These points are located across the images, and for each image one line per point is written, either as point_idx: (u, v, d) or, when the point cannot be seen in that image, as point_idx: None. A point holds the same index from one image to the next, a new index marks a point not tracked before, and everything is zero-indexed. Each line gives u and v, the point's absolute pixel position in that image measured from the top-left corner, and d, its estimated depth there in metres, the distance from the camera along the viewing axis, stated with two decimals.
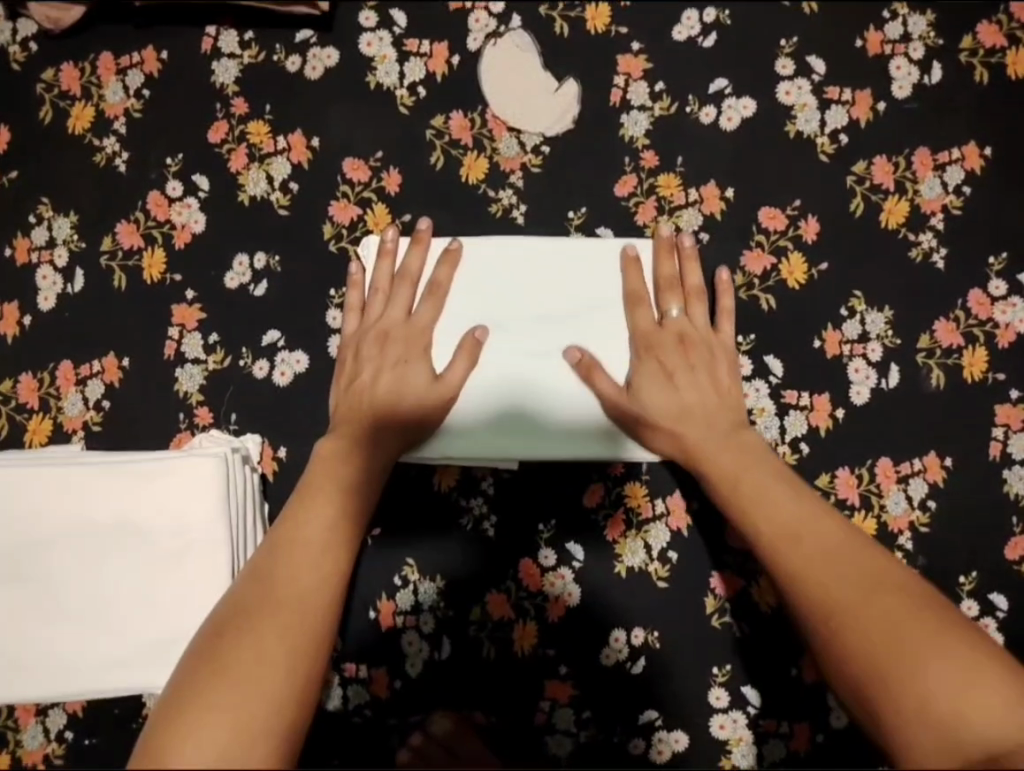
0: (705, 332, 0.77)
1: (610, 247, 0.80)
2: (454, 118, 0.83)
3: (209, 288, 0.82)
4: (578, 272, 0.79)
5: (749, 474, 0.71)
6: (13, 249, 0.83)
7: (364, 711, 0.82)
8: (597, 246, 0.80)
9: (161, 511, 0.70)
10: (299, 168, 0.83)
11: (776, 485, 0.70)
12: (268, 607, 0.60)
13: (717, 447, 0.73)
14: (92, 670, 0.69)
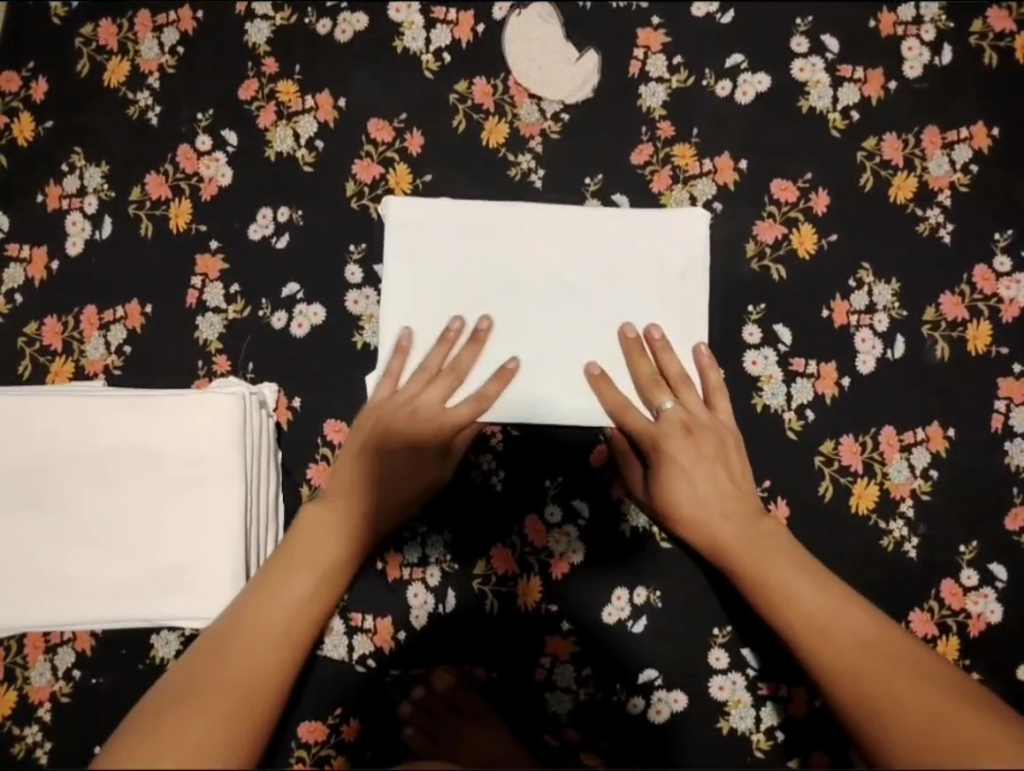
0: (706, 415, 0.76)
1: (626, 211, 0.82)
2: (478, 83, 0.86)
3: (233, 240, 0.84)
4: (593, 235, 0.81)
5: (765, 554, 0.71)
6: (45, 196, 0.85)
7: (367, 661, 0.82)
8: (612, 211, 0.82)
9: (177, 446, 0.71)
10: (325, 127, 0.85)
11: (794, 570, 0.70)
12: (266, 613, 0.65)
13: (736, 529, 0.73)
14: (103, 598, 0.70)
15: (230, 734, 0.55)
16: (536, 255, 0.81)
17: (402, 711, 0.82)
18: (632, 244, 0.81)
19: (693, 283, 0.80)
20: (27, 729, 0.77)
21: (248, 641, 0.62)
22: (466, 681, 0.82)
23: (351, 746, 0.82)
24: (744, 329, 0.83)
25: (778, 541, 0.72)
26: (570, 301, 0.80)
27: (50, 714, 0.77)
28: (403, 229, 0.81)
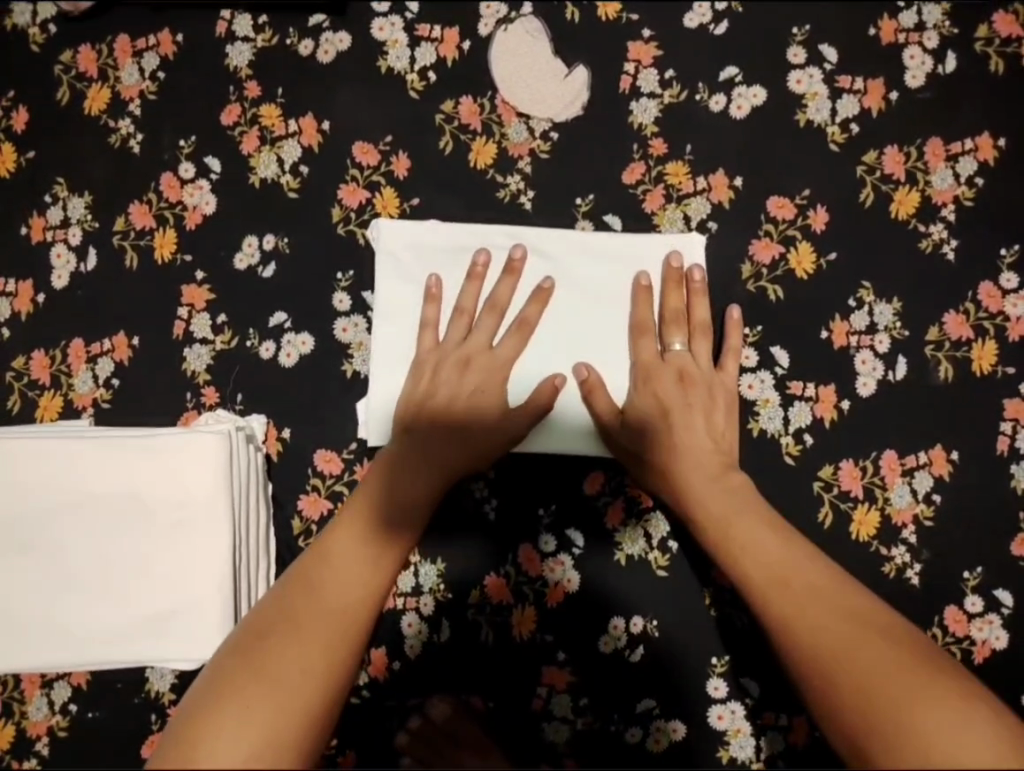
0: (709, 372, 0.76)
1: (619, 235, 0.79)
2: (464, 103, 0.84)
3: (220, 269, 0.83)
4: (583, 260, 0.79)
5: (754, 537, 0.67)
6: (29, 228, 0.84)
7: (363, 692, 0.82)
8: (605, 238, 0.80)
9: (165, 487, 0.70)
10: (309, 151, 0.84)
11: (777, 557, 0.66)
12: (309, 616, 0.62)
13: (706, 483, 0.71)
14: (91, 642, 0.69)
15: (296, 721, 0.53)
16: (527, 284, 0.79)
17: (399, 741, 0.82)
18: (625, 273, 0.79)
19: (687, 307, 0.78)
20: (26, 764, 0.78)
21: (300, 630, 0.60)
22: (461, 711, 0.81)
23: None
24: (740, 352, 0.81)
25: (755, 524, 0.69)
26: (562, 332, 0.78)
27: (48, 749, 0.78)
28: (391, 260, 0.79)
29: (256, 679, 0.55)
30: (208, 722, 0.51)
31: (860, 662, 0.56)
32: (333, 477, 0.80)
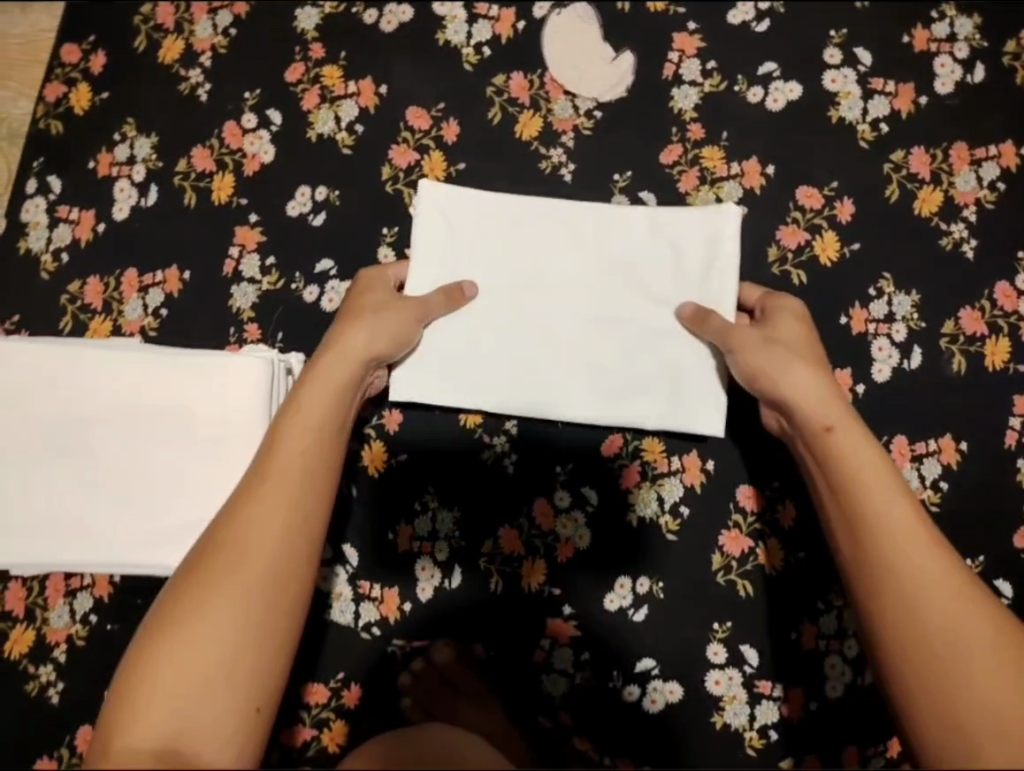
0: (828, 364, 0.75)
1: (654, 213, 0.82)
2: (515, 78, 0.88)
3: (272, 215, 0.87)
4: (615, 238, 0.83)
5: (869, 473, 0.65)
6: (96, 163, 0.89)
7: (372, 630, 0.84)
8: (642, 214, 0.83)
9: (206, 403, 0.72)
10: (365, 112, 0.89)
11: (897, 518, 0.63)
12: (226, 583, 0.58)
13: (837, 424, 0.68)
14: (123, 549, 0.71)
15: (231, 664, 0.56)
16: (557, 257, 0.83)
17: (400, 681, 0.83)
18: (655, 251, 0.82)
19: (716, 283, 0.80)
20: (42, 669, 0.80)
21: (206, 603, 0.57)
22: (463, 657, 0.83)
23: (349, 712, 0.83)
24: None
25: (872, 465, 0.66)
26: (589, 304, 0.82)
27: (64, 656, 0.80)
28: (432, 222, 0.83)
29: (190, 635, 0.56)
30: (140, 683, 0.55)
31: (958, 647, 0.57)
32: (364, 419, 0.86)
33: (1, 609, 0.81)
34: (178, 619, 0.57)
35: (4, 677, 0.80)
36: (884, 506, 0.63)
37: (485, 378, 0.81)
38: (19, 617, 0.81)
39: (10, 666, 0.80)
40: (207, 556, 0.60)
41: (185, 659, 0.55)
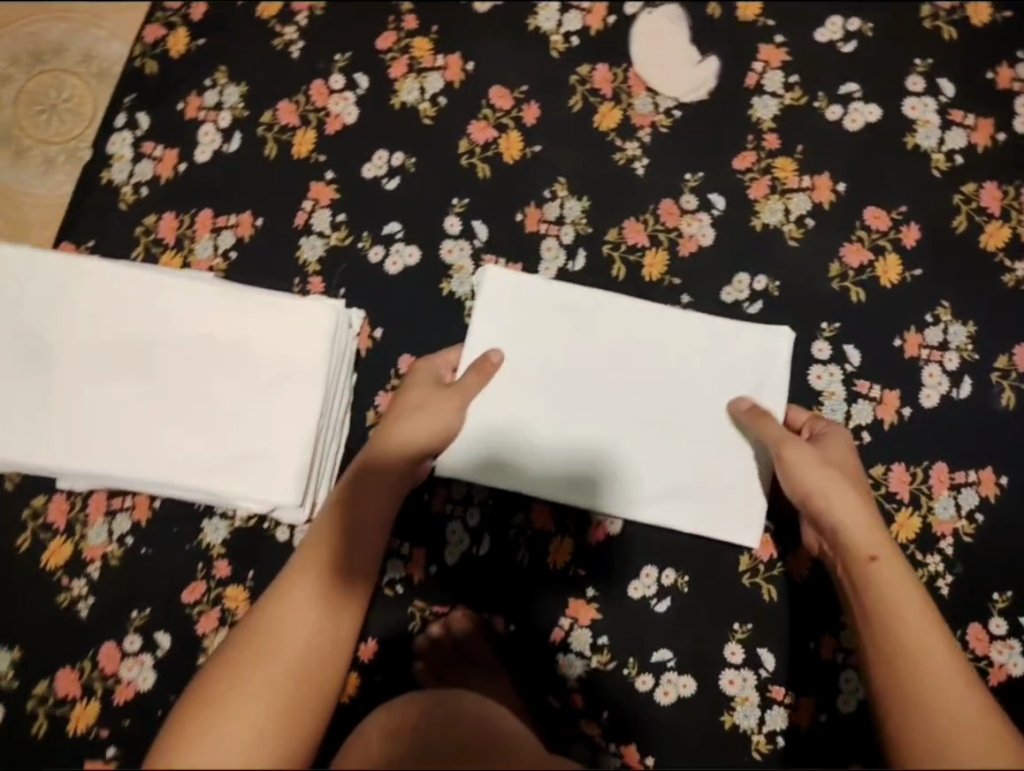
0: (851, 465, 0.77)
1: (705, 322, 0.82)
2: (599, 69, 0.89)
3: (348, 173, 0.89)
4: (669, 317, 0.82)
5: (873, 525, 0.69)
6: (184, 105, 0.91)
7: (395, 586, 0.85)
8: (695, 320, 0.82)
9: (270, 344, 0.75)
10: (450, 86, 0.89)
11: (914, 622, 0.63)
12: (275, 656, 0.61)
13: (862, 528, 0.69)
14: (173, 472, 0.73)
15: (294, 701, 0.59)
16: (612, 337, 0.82)
17: (417, 642, 0.84)
18: (708, 342, 0.81)
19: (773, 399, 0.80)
20: (75, 582, 0.82)
21: (279, 637, 0.62)
22: (483, 624, 0.83)
23: (363, 665, 0.84)
24: (814, 343, 0.85)
25: (892, 575, 0.66)
26: (640, 382, 0.81)
27: (98, 573, 0.82)
28: (491, 318, 0.81)
29: (235, 702, 0.57)
30: (204, 715, 0.57)
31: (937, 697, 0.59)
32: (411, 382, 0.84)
33: (43, 520, 0.83)
34: (225, 687, 0.58)
35: (38, 585, 0.82)
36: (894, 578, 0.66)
37: (544, 451, 0.80)
38: (58, 530, 0.83)
39: (44, 577, 0.82)
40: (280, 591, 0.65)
41: (228, 722, 0.56)
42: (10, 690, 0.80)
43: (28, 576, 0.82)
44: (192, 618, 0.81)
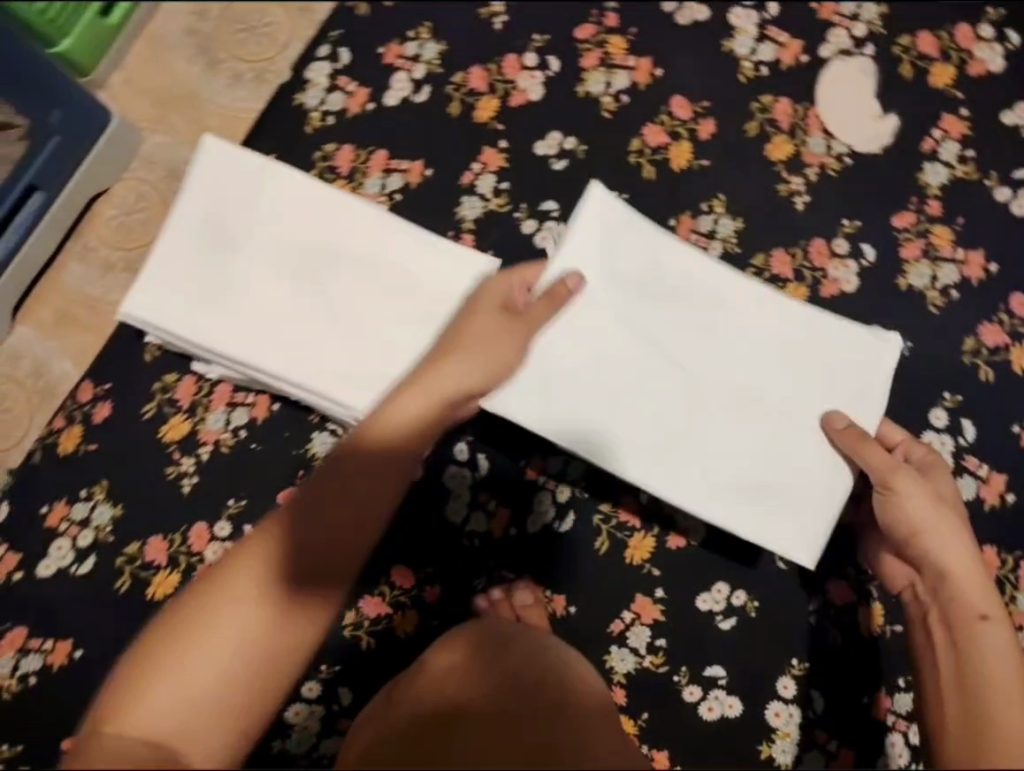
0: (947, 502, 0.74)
1: (818, 324, 0.81)
2: (783, 101, 0.90)
3: (521, 146, 0.92)
4: (776, 316, 0.81)
5: (972, 582, 0.67)
6: (385, 51, 0.93)
7: (472, 539, 0.88)
8: (806, 319, 0.81)
9: (430, 293, 0.79)
10: (636, 87, 0.91)
11: (1017, 694, 0.60)
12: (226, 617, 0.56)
13: (973, 583, 0.67)
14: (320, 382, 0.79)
15: (217, 698, 0.54)
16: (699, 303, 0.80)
17: (477, 601, 0.86)
18: (817, 345, 0.80)
19: (871, 406, 0.79)
20: (185, 459, 0.87)
21: (206, 631, 0.55)
22: (540, 606, 0.85)
23: (427, 606, 0.87)
24: (933, 409, 0.86)
25: (1002, 644, 0.64)
26: (727, 367, 0.80)
27: (207, 456, 0.87)
28: (583, 244, 0.79)
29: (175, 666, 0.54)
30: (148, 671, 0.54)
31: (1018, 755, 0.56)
32: None
33: (169, 395, 0.89)
34: (173, 643, 0.55)
35: (151, 453, 0.88)
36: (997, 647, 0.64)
37: (575, 403, 0.77)
38: (181, 408, 0.88)
39: (161, 447, 0.88)
40: (213, 580, 0.58)
41: (171, 682, 0.54)
42: (104, 542, 0.86)
43: (144, 443, 0.88)
44: None
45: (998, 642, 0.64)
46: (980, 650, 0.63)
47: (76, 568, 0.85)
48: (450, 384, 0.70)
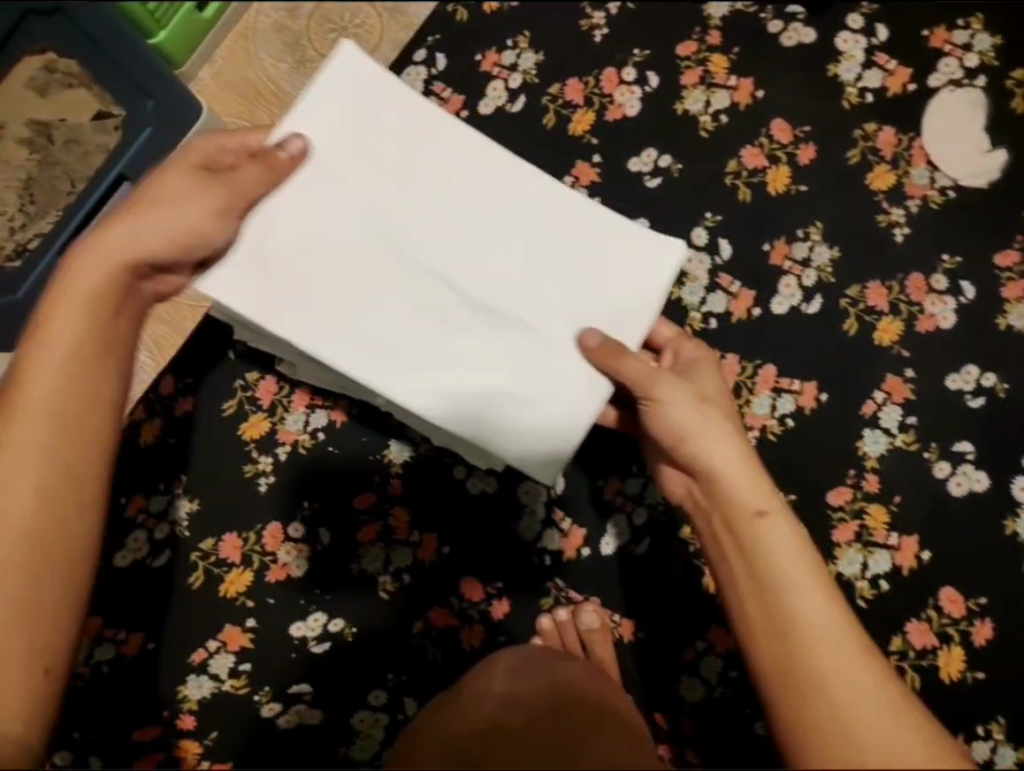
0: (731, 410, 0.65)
1: (640, 246, 0.70)
2: (886, 131, 0.89)
3: (614, 162, 0.90)
4: (596, 236, 0.71)
5: (743, 489, 0.58)
6: (482, 58, 0.93)
7: (544, 556, 0.87)
8: (617, 233, 0.70)
9: (497, 253, 0.70)
10: (735, 107, 0.90)
11: (866, 667, 0.50)
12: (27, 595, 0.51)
13: (748, 485, 0.58)
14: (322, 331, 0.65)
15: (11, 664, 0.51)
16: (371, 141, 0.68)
17: (542, 620, 0.86)
18: (569, 234, 0.70)
19: (631, 323, 0.69)
20: (263, 458, 0.87)
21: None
22: (608, 629, 0.85)
23: (495, 620, 0.86)
24: None
25: (785, 537, 0.56)
26: (431, 239, 0.69)
27: (285, 456, 0.87)
28: (300, 101, 0.66)
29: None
30: None
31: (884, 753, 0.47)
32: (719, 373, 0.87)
33: (250, 392, 0.89)
34: None
35: (229, 449, 0.88)
36: (819, 606, 0.52)
37: (409, 348, 0.67)
38: (261, 406, 0.88)
39: (238, 445, 0.88)
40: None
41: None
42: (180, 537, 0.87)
43: (223, 439, 0.88)
44: (357, 524, 0.87)
45: (776, 541, 0.56)
46: (755, 544, 0.56)
47: (151, 560, 0.86)
48: (150, 249, 0.59)
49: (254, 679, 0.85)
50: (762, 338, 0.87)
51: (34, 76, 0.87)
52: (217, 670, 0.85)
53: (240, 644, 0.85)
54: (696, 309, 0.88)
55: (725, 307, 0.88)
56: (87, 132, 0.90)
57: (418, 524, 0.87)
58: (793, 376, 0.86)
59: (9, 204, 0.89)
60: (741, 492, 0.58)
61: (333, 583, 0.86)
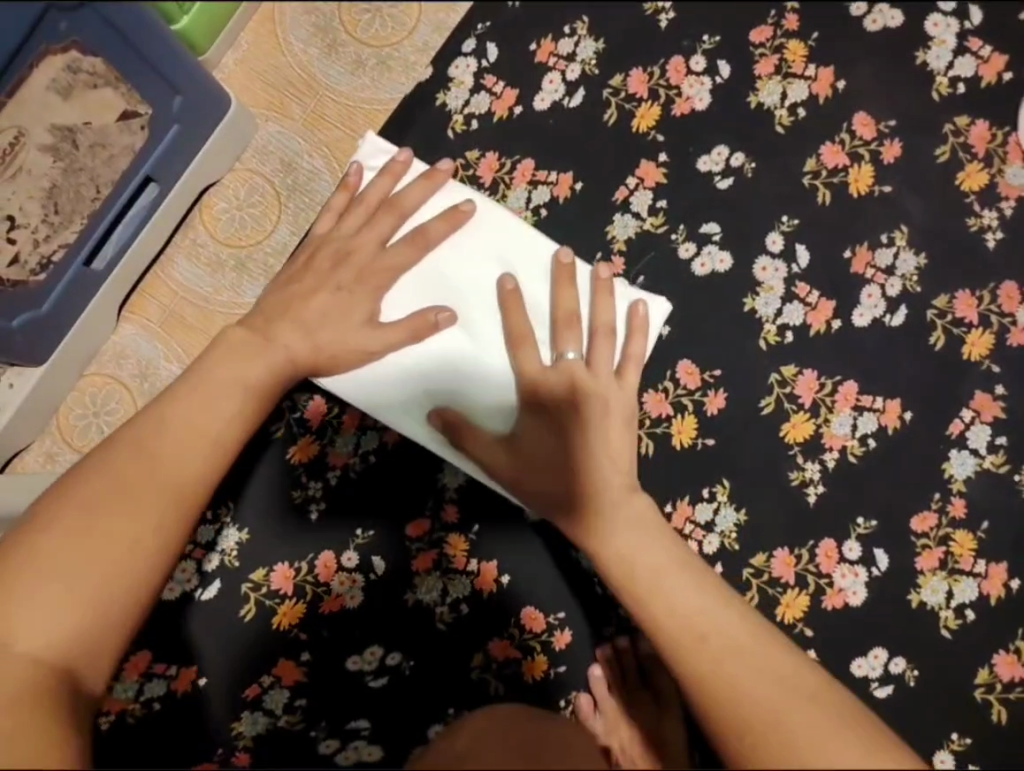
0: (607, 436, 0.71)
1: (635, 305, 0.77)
2: (978, 125, 0.82)
3: (683, 161, 0.84)
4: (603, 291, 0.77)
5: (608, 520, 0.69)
6: (537, 47, 0.88)
7: (608, 585, 0.83)
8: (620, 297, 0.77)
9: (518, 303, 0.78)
10: (814, 99, 0.84)
11: (737, 647, 0.60)
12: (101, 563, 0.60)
13: (612, 523, 0.69)
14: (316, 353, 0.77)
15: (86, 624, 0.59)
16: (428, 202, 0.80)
17: (600, 649, 0.82)
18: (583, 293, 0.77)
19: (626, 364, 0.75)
20: (313, 483, 0.87)
21: (123, 489, 0.63)
22: (670, 659, 0.82)
23: (555, 653, 0.83)
24: None
25: (651, 562, 0.66)
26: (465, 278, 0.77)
27: (335, 481, 0.87)
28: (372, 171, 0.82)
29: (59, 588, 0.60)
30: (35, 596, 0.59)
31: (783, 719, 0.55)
32: (789, 392, 0.81)
33: (299, 415, 0.88)
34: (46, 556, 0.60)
35: (279, 474, 0.87)
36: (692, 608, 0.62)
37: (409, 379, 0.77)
38: (310, 428, 0.88)
39: (288, 469, 0.87)
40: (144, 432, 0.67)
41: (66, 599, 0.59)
42: (230, 568, 0.86)
43: (275, 463, 0.87)
44: (410, 552, 0.85)
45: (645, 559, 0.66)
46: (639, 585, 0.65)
47: (200, 592, 0.85)
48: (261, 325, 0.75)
49: (308, 715, 0.83)
50: (840, 348, 0.82)
51: (55, 77, 0.76)
52: (271, 706, 0.83)
53: (294, 678, 0.83)
54: (770, 321, 0.82)
55: (802, 318, 0.82)
56: (111, 134, 0.82)
57: (476, 551, 0.85)
58: (875, 394, 0.81)
59: (31, 215, 0.81)
60: (613, 539, 0.68)
61: (387, 611, 0.84)
